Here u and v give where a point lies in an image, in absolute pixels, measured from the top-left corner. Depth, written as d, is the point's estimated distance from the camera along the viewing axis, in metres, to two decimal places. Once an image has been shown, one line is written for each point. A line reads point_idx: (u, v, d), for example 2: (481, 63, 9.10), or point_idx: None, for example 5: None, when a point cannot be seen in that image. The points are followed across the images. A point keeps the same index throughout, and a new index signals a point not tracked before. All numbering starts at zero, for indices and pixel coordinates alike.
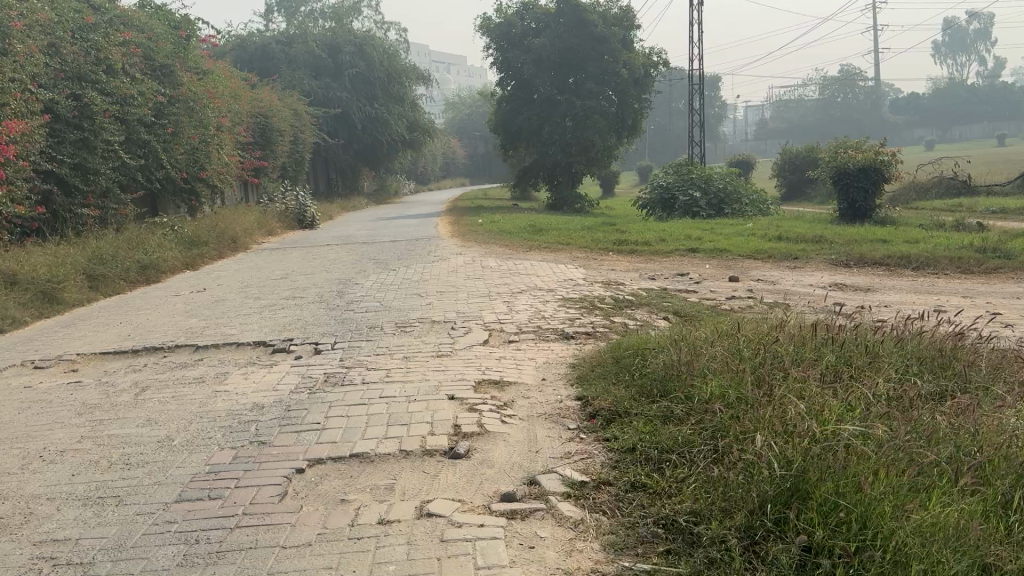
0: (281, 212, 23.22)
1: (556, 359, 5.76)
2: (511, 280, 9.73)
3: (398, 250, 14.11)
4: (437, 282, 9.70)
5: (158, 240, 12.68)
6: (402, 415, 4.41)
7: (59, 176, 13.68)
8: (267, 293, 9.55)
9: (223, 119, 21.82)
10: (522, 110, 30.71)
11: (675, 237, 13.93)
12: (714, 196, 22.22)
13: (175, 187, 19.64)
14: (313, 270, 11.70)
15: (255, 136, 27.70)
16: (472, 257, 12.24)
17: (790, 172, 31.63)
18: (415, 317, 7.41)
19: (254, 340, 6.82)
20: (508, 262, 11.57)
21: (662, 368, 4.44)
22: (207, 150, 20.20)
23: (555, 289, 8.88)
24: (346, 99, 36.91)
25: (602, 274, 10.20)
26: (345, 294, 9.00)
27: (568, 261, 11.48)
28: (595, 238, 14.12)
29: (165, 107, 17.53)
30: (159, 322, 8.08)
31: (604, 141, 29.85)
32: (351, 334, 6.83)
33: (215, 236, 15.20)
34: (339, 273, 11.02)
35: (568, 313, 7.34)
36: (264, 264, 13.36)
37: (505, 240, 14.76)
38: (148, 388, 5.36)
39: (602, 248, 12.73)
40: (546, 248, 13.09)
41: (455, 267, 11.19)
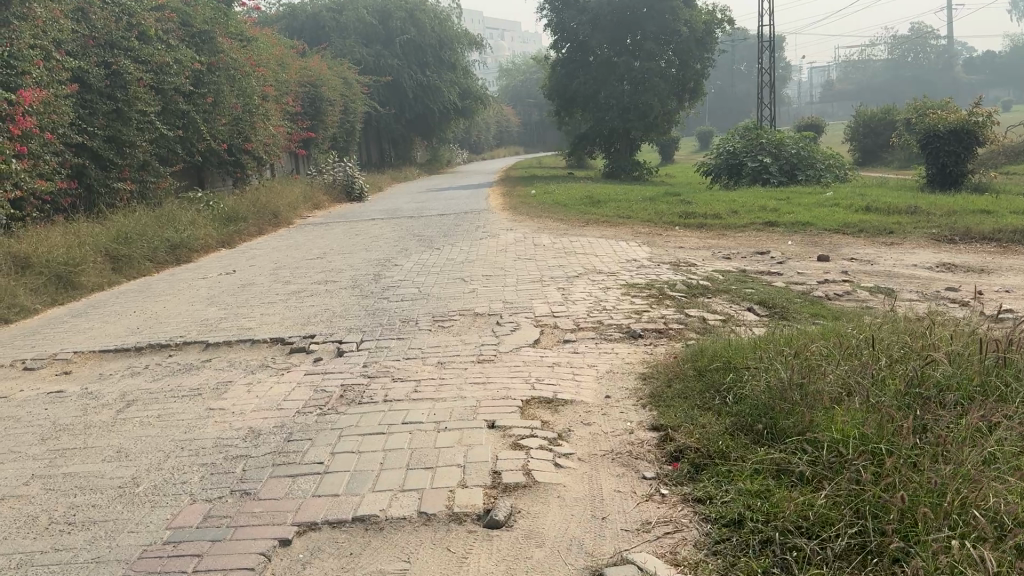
0: (329, 184, 22.49)
1: (623, 368, 4.72)
2: (567, 260, 8.67)
3: (445, 225, 13.18)
4: (485, 263, 8.71)
5: (191, 216, 11.96)
6: (427, 453, 3.43)
7: (93, 150, 13.07)
8: (298, 276, 8.71)
9: (268, 88, 21.11)
10: (578, 73, 29.44)
11: (748, 210, 12.66)
12: (786, 161, 20.70)
13: (219, 159, 19.02)
14: (352, 248, 10.84)
15: (304, 106, 27.00)
16: (524, 233, 11.22)
17: (866, 136, 29.68)
18: (458, 308, 6.44)
19: (271, 337, 5.93)
20: (564, 239, 10.52)
21: (766, 394, 3.43)
22: (251, 121, 19.53)
23: (617, 271, 7.81)
24: (398, 66, 36.01)
25: (670, 253, 9.08)
26: (382, 278, 8.09)
27: (629, 237, 10.35)
28: (659, 210, 12.95)
29: (204, 75, 16.84)
30: (176, 311, 7.28)
31: (665, 104, 28.38)
32: (380, 329, 5.90)
33: (256, 210, 14.49)
34: (378, 252, 10.13)
35: (635, 303, 6.27)
36: (304, 241, 12.58)
37: (561, 212, 13.71)
38: (133, 403, 4.48)
39: (667, 223, 11.56)
40: (606, 222, 11.98)
41: (505, 245, 10.18)
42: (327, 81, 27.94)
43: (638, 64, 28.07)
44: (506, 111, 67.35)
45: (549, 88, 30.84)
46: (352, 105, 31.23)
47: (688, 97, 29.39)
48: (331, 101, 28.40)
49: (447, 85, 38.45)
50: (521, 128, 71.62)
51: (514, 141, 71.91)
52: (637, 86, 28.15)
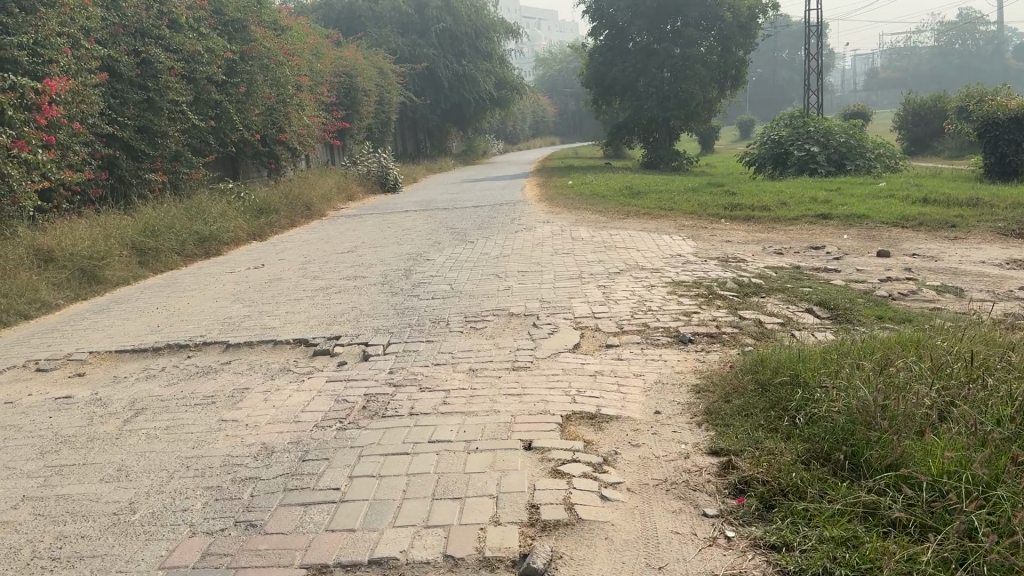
0: (364, 175, 22.24)
1: (673, 379, 4.27)
2: (607, 256, 8.22)
3: (480, 218, 12.80)
4: (522, 258, 8.30)
5: (221, 207, 11.74)
6: (455, 480, 3.03)
7: (124, 141, 12.95)
8: (328, 271, 8.41)
9: (303, 78, 20.90)
10: (616, 61, 28.84)
11: (797, 201, 12.06)
12: (834, 151, 19.92)
13: (253, 150, 18.86)
14: (384, 242, 10.51)
15: (340, 96, 26.81)
16: (562, 226, 10.79)
17: (915, 125, 28.63)
18: (492, 308, 6.04)
19: (294, 337, 5.59)
20: (603, 232, 10.07)
21: (847, 421, 3.03)
22: (285, 111, 19.34)
23: (662, 267, 7.36)
24: (434, 55, 35.69)
25: (717, 249, 8.57)
26: (413, 274, 7.73)
27: (672, 231, 9.86)
28: (702, 202, 12.41)
29: (237, 65, 16.65)
30: (198, 308, 6.98)
31: (706, 92, 27.66)
32: (408, 331, 5.52)
33: (288, 202, 14.25)
34: (411, 246, 9.79)
35: (683, 303, 5.82)
36: (336, 233, 12.29)
37: (599, 204, 13.26)
38: (142, 411, 4.17)
39: (712, 215, 11.03)
40: (648, 214, 11.48)
41: (542, 238, 9.75)
42: (363, 71, 27.70)
43: (679, 52, 27.41)
44: (542, 101, 66.70)
45: (587, 77, 30.27)
46: (387, 95, 31.00)
47: (730, 85, 28.62)
48: (366, 91, 28.17)
49: (483, 74, 38.06)
50: (557, 119, 70.95)
51: (551, 132, 71.25)
52: (678, 73, 27.48)
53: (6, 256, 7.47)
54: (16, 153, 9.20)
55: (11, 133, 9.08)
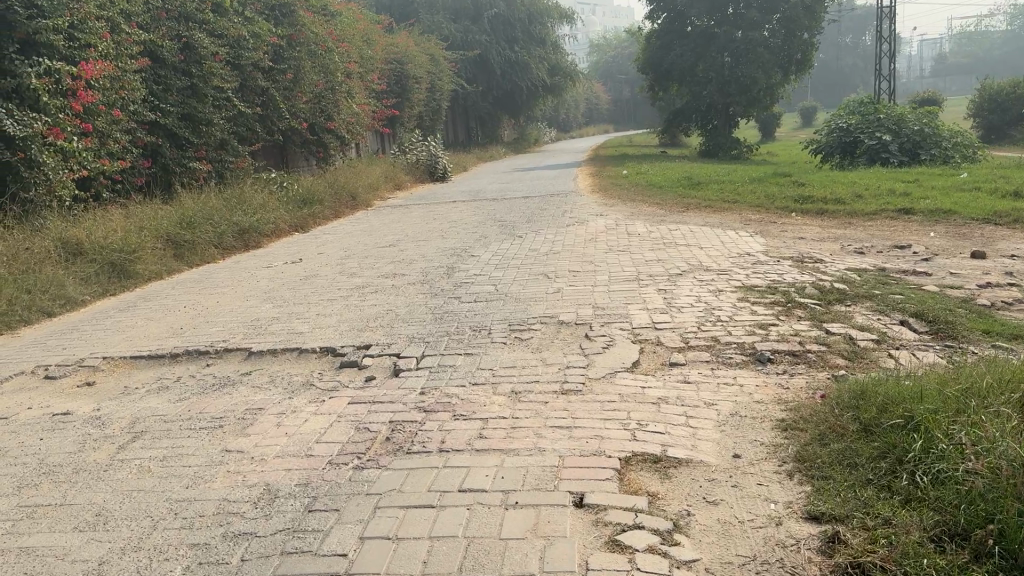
0: (413, 163, 21.79)
1: (753, 413, 3.60)
2: (667, 253, 7.53)
3: (530, 209, 12.19)
4: (574, 255, 7.67)
5: (263, 197, 11.36)
6: (489, 550, 2.45)
7: (167, 128, 12.72)
8: (368, 267, 7.93)
9: (352, 64, 20.53)
10: (675, 45, 27.84)
11: (873, 194, 11.14)
12: (907, 139, 18.72)
13: (301, 138, 18.55)
14: (429, 235, 9.99)
15: (391, 83, 26.41)
16: (617, 220, 10.10)
17: (993, 112, 26.96)
18: (539, 314, 5.43)
19: (321, 344, 5.06)
20: (662, 226, 9.37)
21: (992, 491, 2.36)
22: (334, 98, 18.99)
23: (730, 268, 6.65)
24: (486, 42, 35.08)
25: (789, 247, 7.80)
26: (456, 272, 7.16)
27: (738, 226, 9.10)
28: (769, 194, 11.57)
29: (285, 50, 16.31)
30: (226, 307, 6.53)
31: (769, 78, 26.50)
32: (446, 340, 4.94)
33: (334, 191, 13.85)
34: (456, 241, 9.24)
35: (759, 313, 5.11)
36: (380, 225, 11.81)
37: (656, 195, 12.53)
38: (140, 435, 3.69)
39: (781, 209, 10.23)
40: (709, 207, 10.71)
41: (595, 233, 9.09)
42: (415, 58, 27.25)
43: (741, 35, 26.33)
44: (596, 88, 65.57)
45: (643, 62, 29.31)
46: (438, 82, 30.55)
47: (794, 70, 27.38)
48: (418, 78, 27.73)
49: (536, 61, 37.33)
50: (611, 106, 69.76)
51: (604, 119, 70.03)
52: (740, 58, 26.44)
53: (31, 250, 7.15)
54: (51, 141, 9.01)
55: (44, 120, 8.88)
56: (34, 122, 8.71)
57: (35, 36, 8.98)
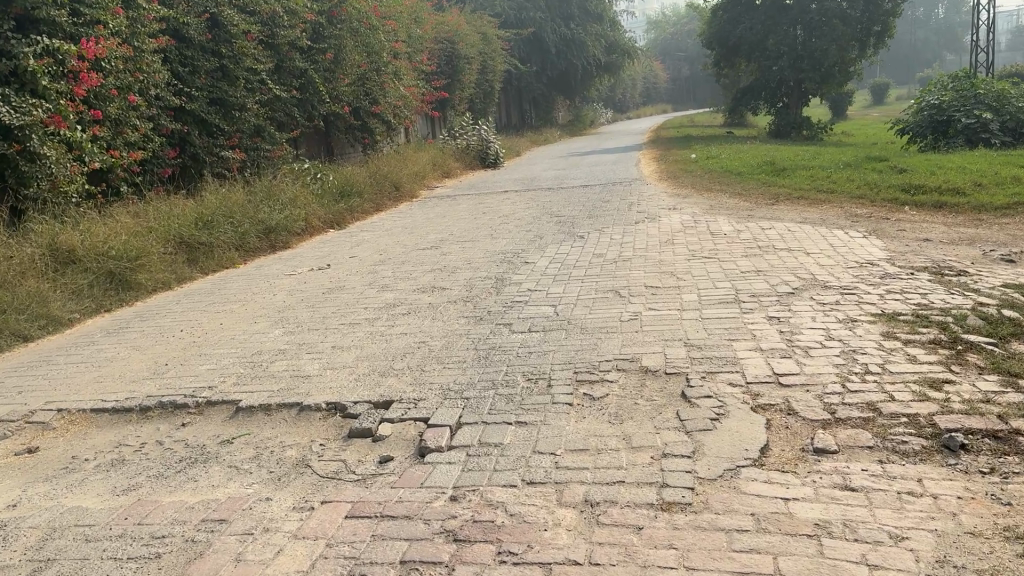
0: (463, 148, 20.55)
1: (974, 564, 2.24)
2: (766, 263, 6.11)
3: (589, 202, 10.84)
4: (651, 266, 6.32)
5: (294, 190, 10.27)
6: None
7: (195, 114, 11.77)
8: (402, 276, 6.74)
9: (399, 44, 19.39)
10: (743, 18, 25.90)
11: (996, 181, 9.43)
12: (1009, 117, 16.63)
13: (345, 123, 17.50)
14: (475, 235, 8.74)
15: (441, 65, 25.21)
16: (695, 216, 8.69)
17: None
18: (617, 355, 4.13)
19: (330, 398, 3.84)
20: (749, 224, 7.94)
21: None
22: (380, 80, 17.89)
23: (854, 285, 5.24)
24: (541, 20, 33.59)
25: (919, 254, 6.30)
26: (505, 290, 5.90)
27: (843, 224, 7.60)
28: (869, 183, 9.97)
29: (324, 28, 15.22)
30: (228, 333, 5.38)
31: (846, 51, 24.40)
32: (492, 398, 3.68)
33: (375, 180, 12.71)
34: (506, 244, 7.96)
35: (922, 364, 3.69)
36: (423, 220, 10.62)
37: (730, 183, 11.06)
38: (44, 569, 2.53)
39: (889, 202, 8.68)
40: (801, 200, 9.20)
41: (670, 233, 7.71)
42: (467, 38, 25.99)
43: (816, 6, 24.31)
44: (654, 68, 63.40)
45: (707, 37, 27.46)
46: (491, 62, 29.26)
47: (873, 43, 25.19)
48: (469, 59, 26.48)
49: (592, 39, 35.74)
50: (669, 86, 67.48)
51: (663, 100, 67.78)
52: (813, 31, 24.51)
53: (12, 259, 6.13)
54: (53, 130, 8.01)
55: (46, 107, 7.89)
56: (34, 109, 7.71)
57: (35, 11, 8.06)
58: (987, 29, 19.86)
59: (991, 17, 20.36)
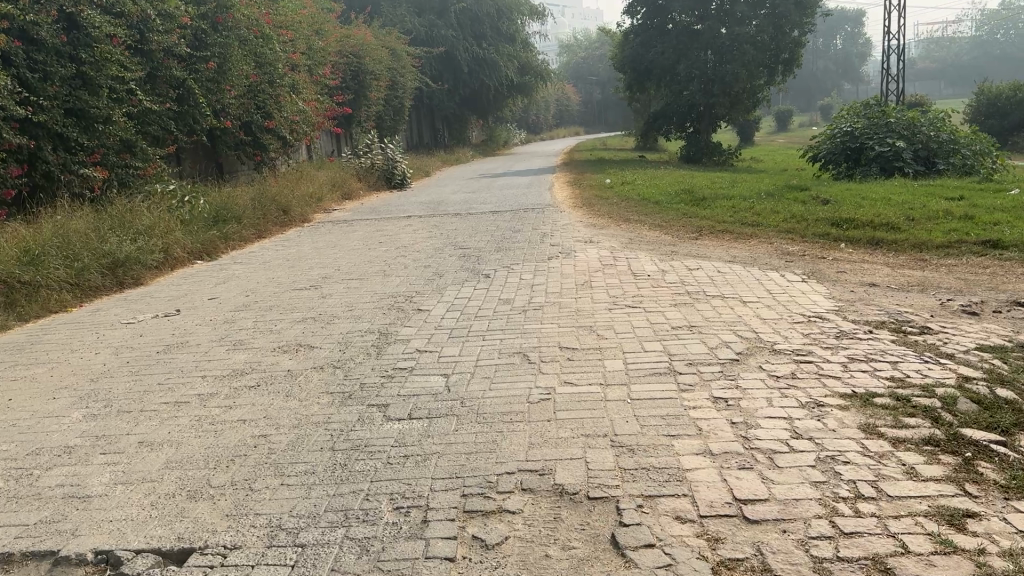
0: (367, 168, 19.29)
1: None
2: (700, 316, 5.17)
3: (498, 231, 9.85)
4: (566, 318, 5.30)
5: (157, 217, 8.87)
6: None
7: (46, 126, 10.18)
8: (264, 330, 5.52)
9: (296, 56, 18.06)
10: (655, 42, 25.56)
11: (926, 215, 8.91)
12: (921, 146, 16.68)
13: (234, 139, 16.01)
14: (365, 271, 7.59)
15: (347, 79, 23.90)
16: (614, 251, 7.79)
17: (992, 117, 25.38)
18: (521, 462, 3.06)
19: (100, 542, 2.74)
20: (674, 262, 7.07)
21: None
22: (275, 94, 16.52)
23: (808, 351, 4.35)
24: (452, 38, 32.74)
25: (869, 306, 5.51)
26: (386, 353, 4.76)
27: (776, 264, 6.78)
28: (794, 215, 9.30)
29: (206, 35, 13.82)
30: (10, 420, 4.06)
31: (756, 77, 24.37)
32: (341, 544, 2.56)
33: (261, 204, 11.37)
34: (398, 284, 6.83)
35: (929, 483, 2.76)
36: (309, 251, 9.36)
37: (649, 213, 10.25)
38: None
39: (820, 237, 8.01)
40: (724, 235, 8.38)
41: (587, 272, 6.75)
42: (374, 52, 24.77)
43: (726, 31, 24.18)
44: (567, 90, 63.57)
45: (619, 60, 27.12)
46: (400, 79, 28.13)
47: (782, 69, 25.32)
48: (377, 75, 25.27)
49: (505, 59, 35.11)
50: (581, 108, 67.86)
51: (576, 122, 68.03)
52: (725, 56, 24.33)
53: None
54: None
55: None
56: None
57: None
58: (896, 58, 20.03)
59: (899, 47, 20.57)
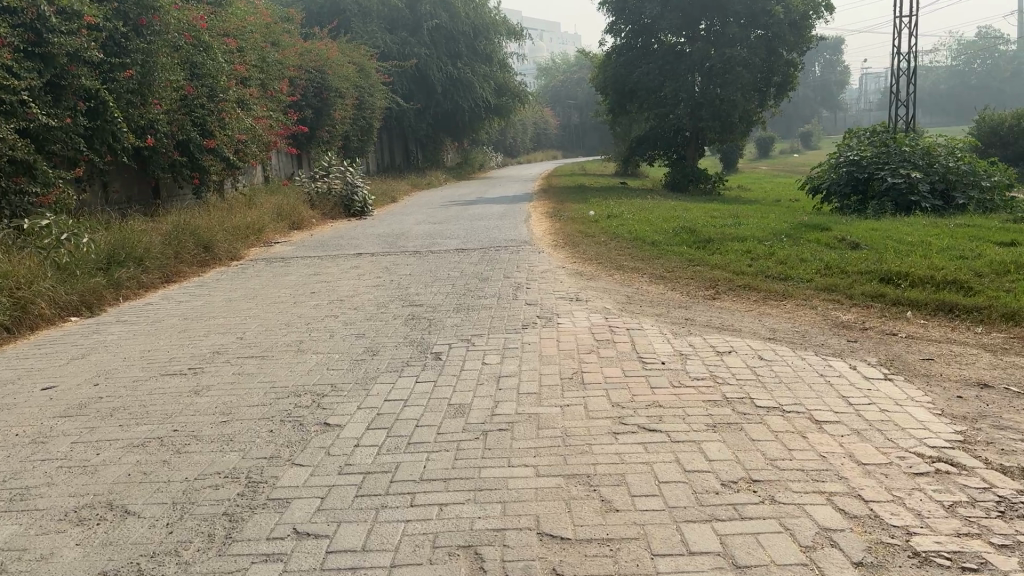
0: (323, 193, 17.34)
1: None
2: (759, 454, 3.28)
3: (461, 280, 8.00)
4: (549, 449, 3.39)
5: (17, 265, 6.84)
6: None
7: None
8: (75, 466, 3.54)
9: (243, 68, 16.09)
10: (640, 63, 23.92)
11: (994, 269, 7.14)
12: (937, 178, 15.06)
13: (167, 159, 13.94)
14: (275, 342, 5.63)
15: (308, 96, 21.97)
16: (608, 316, 5.94)
17: (993, 147, 24.13)
18: None
19: None
20: (693, 338, 5.21)
21: None
22: (215, 108, 14.54)
23: (979, 561, 2.46)
24: (426, 55, 31.02)
25: (1004, 430, 3.66)
26: (244, 534, 2.79)
27: (834, 348, 4.91)
28: (830, 266, 7.47)
29: (127, 39, 11.86)
30: None
31: (749, 102, 22.77)
32: None
33: (174, 242, 9.38)
34: (312, 368, 4.88)
35: None
36: (221, 303, 7.40)
37: (647, 258, 8.46)
38: None
39: (873, 301, 6.22)
40: (749, 295, 6.53)
41: (576, 354, 4.86)
42: (338, 68, 22.92)
43: (715, 53, 22.59)
44: (544, 114, 62.32)
45: (601, 81, 25.47)
46: (368, 97, 26.27)
47: (774, 92, 23.79)
48: (342, 92, 23.38)
49: (480, 80, 33.43)
50: (558, 132, 66.72)
51: (554, 146, 66.74)
52: (714, 78, 22.72)
53: None
54: None
55: None
56: None
57: None
58: (906, 83, 18.46)
59: (909, 70, 19.03)
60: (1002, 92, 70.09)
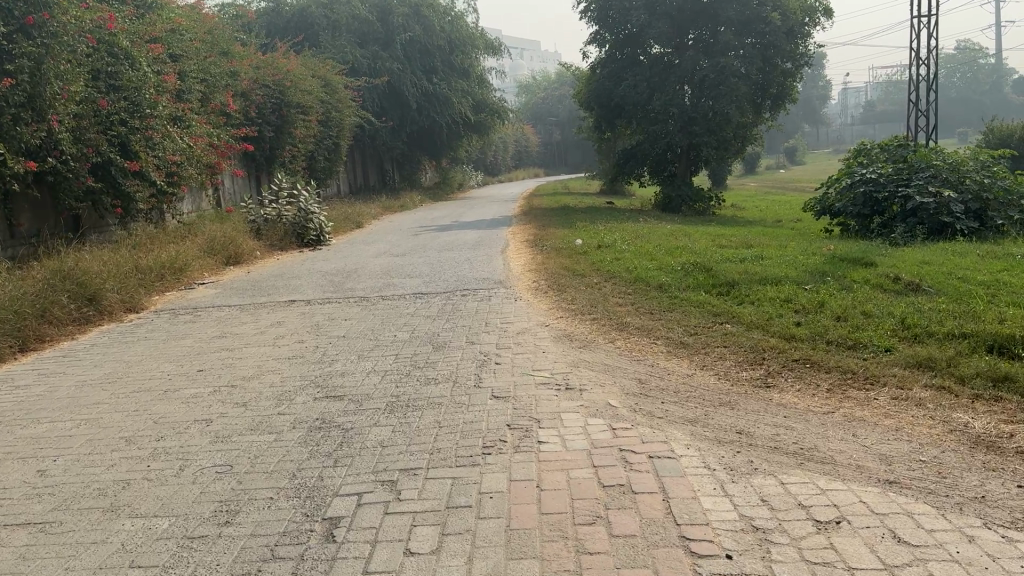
0: (273, 220, 15.21)
1: None
2: None
3: (409, 346, 5.92)
4: None
5: None
6: None
7: None
8: None
9: (175, 80, 13.95)
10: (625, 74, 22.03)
11: None
12: (970, 196, 13.17)
13: (81, 188, 11.53)
14: (86, 489, 3.51)
15: (265, 113, 19.88)
16: (614, 425, 3.88)
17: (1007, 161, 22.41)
18: None
19: None
20: (760, 483, 3.15)
21: None
22: (139, 126, 12.37)
23: None
24: (398, 70, 29.01)
25: None
26: None
27: (1011, 512, 2.86)
28: (910, 323, 5.49)
29: (12, 43, 9.76)
30: None
31: (745, 115, 20.95)
32: None
33: (39, 299, 7.21)
34: (101, 566, 2.77)
35: None
36: (66, 394, 5.27)
37: (655, 311, 6.47)
38: None
39: (1006, 391, 4.21)
40: (813, 378, 4.51)
41: (568, 528, 2.80)
42: (297, 82, 20.83)
43: (708, 62, 20.70)
44: (525, 131, 60.75)
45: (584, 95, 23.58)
46: (333, 114, 24.21)
47: (771, 105, 22.00)
48: (304, 109, 21.29)
49: (457, 96, 31.47)
50: (539, 150, 65.09)
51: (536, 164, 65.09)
52: (706, 89, 20.83)
53: None
54: None
55: None
56: None
57: None
58: (926, 90, 16.67)
59: (929, 77, 17.27)
60: (986, 105, 69.22)
